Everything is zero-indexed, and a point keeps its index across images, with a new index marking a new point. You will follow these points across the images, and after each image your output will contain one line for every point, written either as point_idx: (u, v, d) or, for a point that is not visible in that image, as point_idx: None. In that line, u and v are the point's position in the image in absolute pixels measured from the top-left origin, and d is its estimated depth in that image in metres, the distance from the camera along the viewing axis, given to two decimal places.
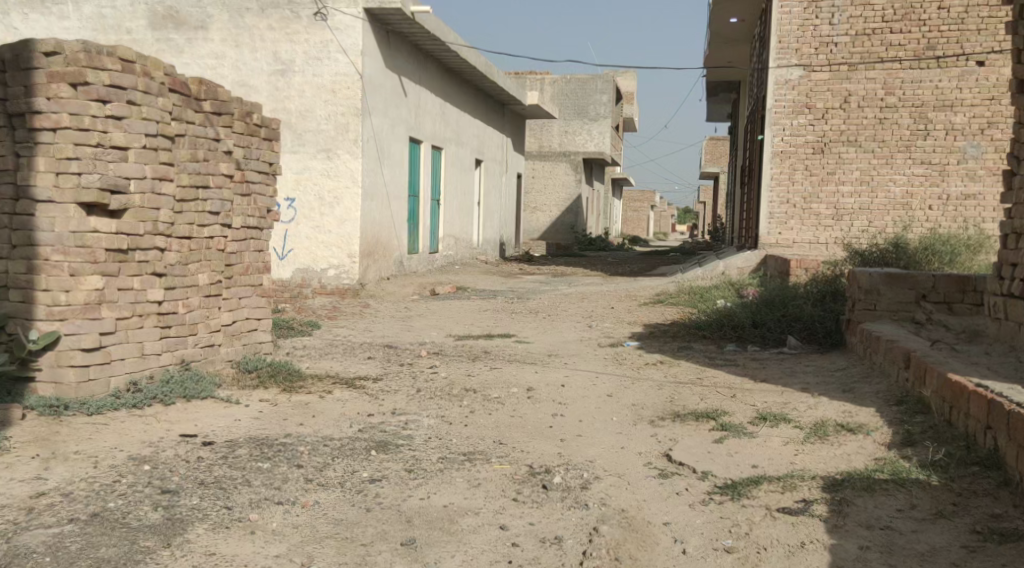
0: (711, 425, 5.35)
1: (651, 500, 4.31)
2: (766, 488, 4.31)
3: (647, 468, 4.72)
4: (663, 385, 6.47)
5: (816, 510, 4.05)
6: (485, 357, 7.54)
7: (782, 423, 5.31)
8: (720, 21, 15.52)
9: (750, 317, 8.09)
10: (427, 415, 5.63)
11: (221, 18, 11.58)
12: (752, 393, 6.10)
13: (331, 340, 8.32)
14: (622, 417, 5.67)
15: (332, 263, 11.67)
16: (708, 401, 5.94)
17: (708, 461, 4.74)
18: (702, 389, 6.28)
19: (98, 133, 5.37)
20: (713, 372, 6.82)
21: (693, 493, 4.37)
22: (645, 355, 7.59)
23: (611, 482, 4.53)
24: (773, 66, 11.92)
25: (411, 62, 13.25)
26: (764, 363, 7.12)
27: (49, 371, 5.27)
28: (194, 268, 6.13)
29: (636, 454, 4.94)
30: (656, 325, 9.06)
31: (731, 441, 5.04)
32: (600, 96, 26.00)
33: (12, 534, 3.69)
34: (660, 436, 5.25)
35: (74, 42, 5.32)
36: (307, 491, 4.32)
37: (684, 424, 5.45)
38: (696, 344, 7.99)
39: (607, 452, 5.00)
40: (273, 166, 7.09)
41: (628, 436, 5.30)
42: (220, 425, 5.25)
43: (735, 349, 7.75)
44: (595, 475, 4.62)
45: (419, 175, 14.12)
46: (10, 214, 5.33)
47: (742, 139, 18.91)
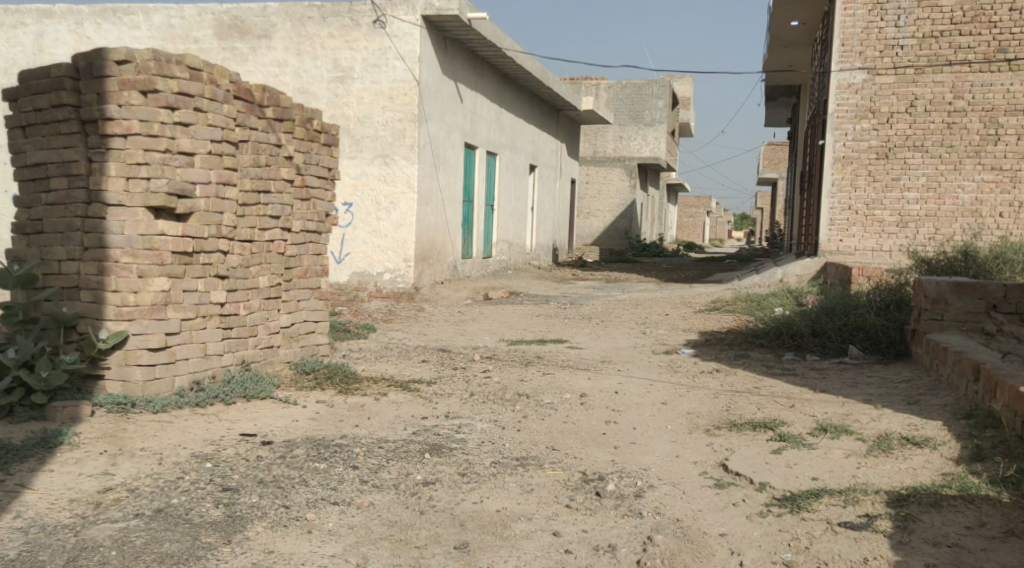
0: (769, 436, 5.30)
1: (707, 510, 4.28)
2: (827, 501, 4.26)
3: (703, 477, 4.69)
4: (718, 393, 6.42)
5: (879, 526, 3.99)
6: (538, 362, 7.57)
7: (843, 434, 5.23)
8: (779, 24, 15.37)
9: (809, 326, 7.98)
10: (479, 420, 5.67)
11: (284, 26, 11.82)
12: (812, 403, 6.01)
13: (387, 343, 8.42)
14: (676, 425, 5.64)
15: (387, 267, 11.79)
16: (766, 411, 5.88)
17: (766, 472, 4.69)
18: (760, 398, 6.21)
19: (166, 139, 5.53)
20: (771, 381, 6.75)
21: (751, 504, 4.33)
22: (701, 363, 7.53)
23: (666, 490, 4.52)
24: (835, 69, 11.74)
25: (468, 68, 13.35)
26: (824, 373, 7.02)
27: (117, 369, 5.45)
28: (255, 271, 6.27)
29: (692, 463, 4.91)
30: (712, 332, 8.99)
31: (789, 452, 4.99)
32: (656, 101, 25.98)
33: (80, 527, 3.81)
34: (716, 445, 5.22)
35: (144, 50, 5.47)
36: (362, 492, 4.38)
37: (741, 433, 5.40)
38: (753, 352, 7.91)
39: (662, 460, 4.99)
40: (332, 171, 7.19)
41: (682, 444, 5.27)
42: (278, 424, 5.35)
43: (793, 357, 7.66)
44: (649, 483, 4.60)
45: (474, 180, 14.20)
46: (84, 217, 5.51)
47: (802, 143, 18.63)
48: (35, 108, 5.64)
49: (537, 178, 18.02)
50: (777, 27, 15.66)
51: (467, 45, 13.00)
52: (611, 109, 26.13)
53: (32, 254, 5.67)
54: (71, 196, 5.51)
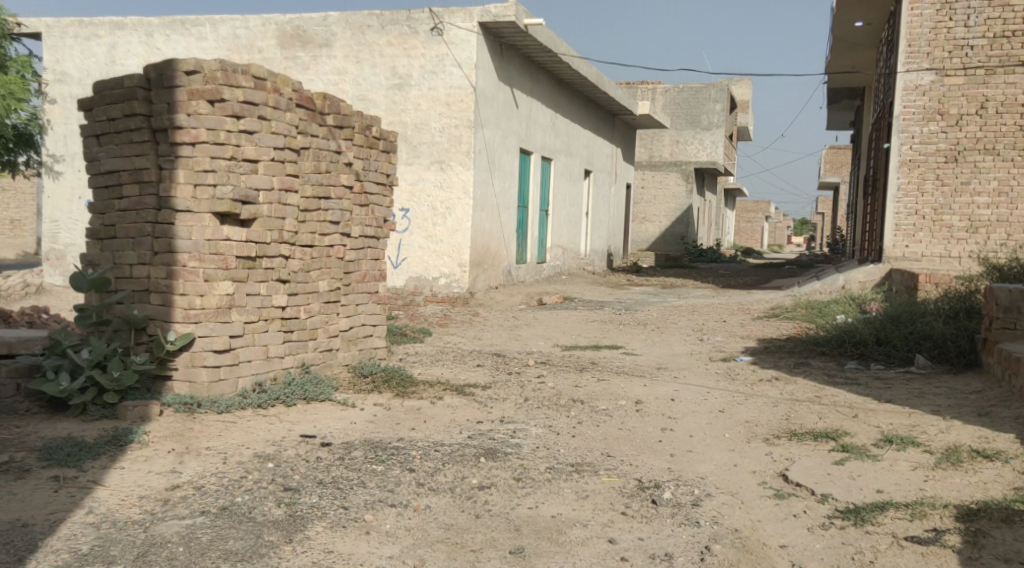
0: (831, 446, 5.24)
1: (766, 521, 4.26)
2: (892, 515, 4.20)
3: (762, 487, 4.67)
4: (778, 402, 6.36)
5: (948, 541, 3.94)
6: (592, 368, 7.58)
7: (909, 446, 5.16)
8: (843, 25, 15.14)
9: (873, 334, 7.86)
10: (534, 425, 5.71)
11: (344, 35, 12.03)
12: (875, 414, 5.93)
13: (443, 347, 8.52)
14: (734, 434, 5.61)
15: (443, 272, 11.90)
16: (827, 421, 5.81)
17: (828, 483, 4.65)
18: (821, 408, 6.15)
19: (231, 147, 5.69)
20: (832, 390, 6.67)
21: (813, 516, 4.30)
22: (759, 371, 7.46)
23: (724, 500, 4.51)
24: (902, 70, 11.53)
25: (524, 73, 13.43)
26: (889, 382, 6.90)
27: (183, 371, 5.62)
28: (315, 275, 6.40)
29: (750, 472, 4.89)
30: (770, 340, 8.89)
31: (851, 463, 4.94)
32: (713, 104, 25.79)
33: (150, 524, 3.95)
34: (776, 454, 5.18)
35: (212, 61, 5.64)
36: (419, 495, 4.45)
37: (802, 443, 5.36)
38: (814, 360, 7.82)
39: (720, 468, 4.98)
40: (390, 177, 7.27)
41: (741, 453, 5.24)
42: (337, 427, 5.46)
43: (857, 366, 7.55)
44: (706, 492, 4.59)
45: (529, 186, 14.26)
46: (154, 223, 5.70)
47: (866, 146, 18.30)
48: (109, 117, 5.84)
49: (592, 183, 18.00)
50: (840, 28, 15.43)
51: (523, 51, 13.08)
52: (668, 114, 26.09)
53: (105, 258, 5.88)
54: (141, 203, 5.71)
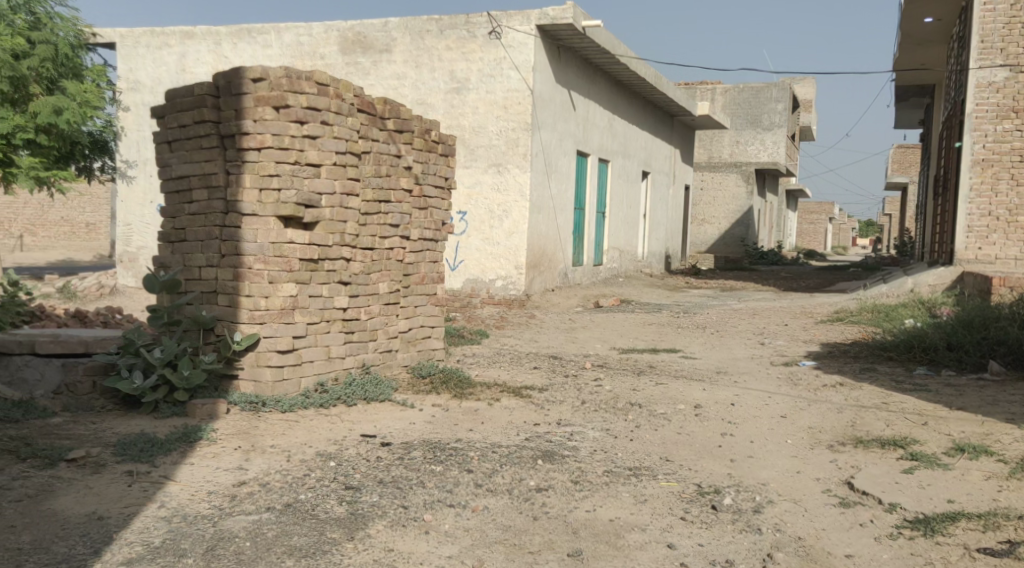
0: (899, 454, 5.16)
1: (831, 529, 4.23)
2: (964, 526, 4.13)
3: (827, 495, 4.62)
4: (843, 408, 6.28)
5: (1022, 553, 3.86)
6: (651, 372, 7.56)
7: (982, 454, 5.05)
8: (913, 21, 14.84)
9: (944, 338, 7.68)
10: (592, 428, 5.73)
11: (404, 41, 12.21)
12: (946, 421, 5.82)
13: (499, 349, 8.59)
14: (797, 440, 5.56)
15: (499, 274, 11.97)
16: (895, 428, 5.72)
17: (896, 492, 4.58)
18: (889, 414, 6.05)
19: (295, 151, 5.83)
20: (900, 397, 6.55)
21: (880, 525, 4.25)
22: (823, 376, 7.37)
23: (786, 507, 4.48)
24: (975, 67, 11.26)
25: (582, 76, 13.45)
26: (961, 389, 6.75)
27: (249, 370, 5.77)
28: (375, 277, 6.50)
29: (814, 480, 4.84)
30: (835, 344, 8.77)
31: (921, 472, 4.85)
32: (775, 104, 25.30)
33: (219, 518, 4.07)
34: (841, 462, 5.12)
35: (277, 68, 5.78)
36: (477, 496, 4.51)
37: (867, 451, 5.28)
38: (882, 366, 7.70)
39: (782, 475, 4.94)
40: (449, 180, 7.34)
41: (803, 460, 5.19)
42: (396, 427, 5.55)
43: (926, 372, 7.41)
44: (768, 499, 4.57)
45: (586, 188, 14.27)
46: (221, 226, 5.86)
47: (937, 144, 17.89)
48: (180, 124, 6.02)
49: (650, 185, 17.92)
50: (910, 25, 15.13)
51: (581, 53, 13.09)
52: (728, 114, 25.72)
53: (176, 261, 6.06)
54: (210, 207, 5.88)
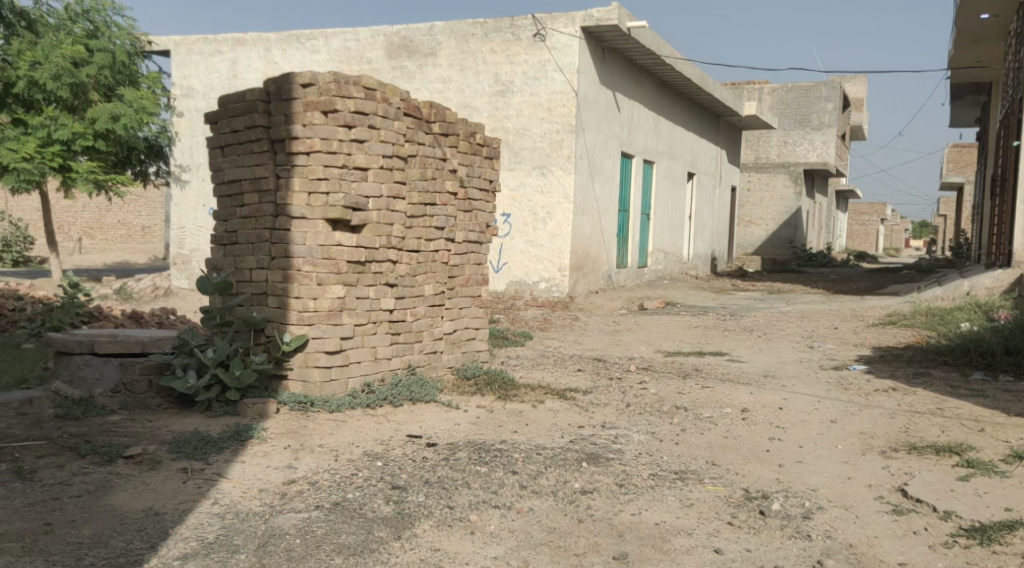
0: (955, 461, 5.08)
1: (884, 537, 4.19)
2: (1022, 535, 4.06)
3: (879, 502, 4.57)
4: (895, 414, 6.19)
5: None
6: (697, 375, 7.52)
7: None
8: (968, 19, 14.57)
9: (1002, 343, 7.52)
10: (637, 431, 5.73)
11: (449, 44, 12.31)
12: (1003, 428, 5.71)
13: (544, 351, 8.60)
14: (848, 446, 5.50)
15: (543, 276, 11.99)
16: (950, 434, 5.64)
17: (952, 500, 4.51)
18: (944, 420, 5.96)
19: (343, 155, 5.92)
20: (955, 403, 6.44)
21: (935, 533, 4.20)
22: (875, 381, 7.27)
23: (837, 513, 4.44)
24: None
25: (627, 77, 13.43)
26: (1019, 395, 6.61)
27: (298, 370, 5.87)
28: (421, 279, 6.57)
29: (865, 486, 4.79)
30: (887, 348, 8.64)
31: (977, 479, 4.78)
32: (825, 103, 24.96)
33: (270, 516, 4.15)
34: (894, 468, 5.06)
35: (326, 73, 5.88)
36: (522, 498, 4.54)
37: (921, 457, 5.21)
38: (936, 371, 7.56)
39: (832, 481, 4.89)
40: (493, 183, 7.37)
41: (854, 466, 5.14)
42: (441, 428, 5.61)
43: (983, 377, 7.26)
44: (818, 505, 4.53)
45: (630, 189, 14.23)
46: (271, 229, 5.97)
47: (993, 143, 17.52)
48: (232, 129, 6.15)
49: (695, 186, 17.81)
50: (965, 22, 14.85)
51: (625, 54, 13.07)
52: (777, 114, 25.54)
53: (227, 263, 6.19)
54: (261, 210, 5.99)
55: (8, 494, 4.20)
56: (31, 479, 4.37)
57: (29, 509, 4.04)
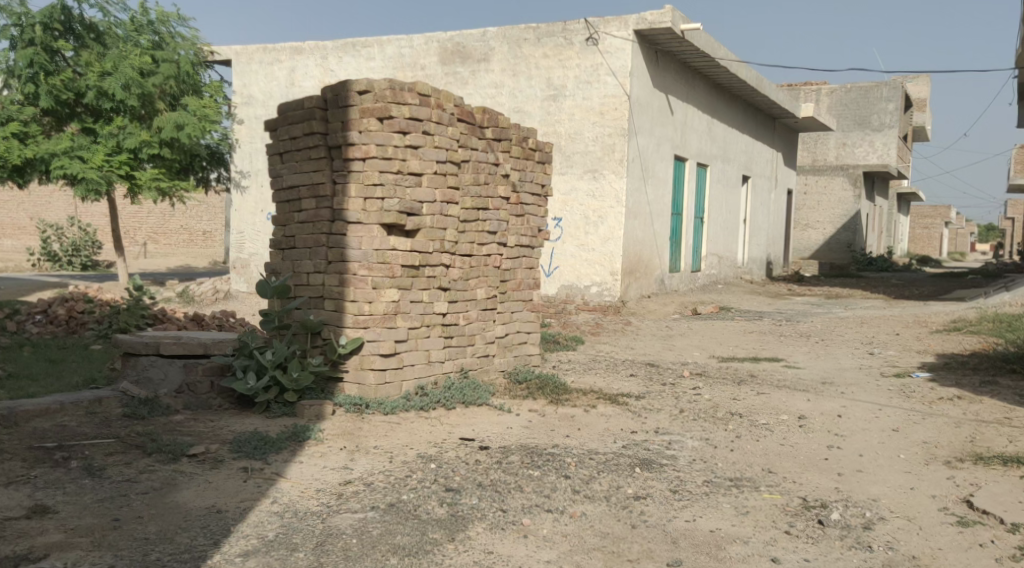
0: (1021, 472, 4.96)
1: (948, 549, 4.12)
2: None
3: (943, 513, 4.50)
4: (960, 423, 6.07)
5: None
6: (752, 381, 7.46)
7: None
8: None
9: None
10: (691, 437, 5.71)
11: (502, 49, 12.39)
12: None
13: (595, 355, 8.61)
14: (910, 455, 5.42)
15: (595, 280, 11.97)
16: (1018, 445, 5.51)
17: (1019, 512, 4.41)
18: (1010, 430, 5.82)
19: (398, 161, 6.00)
20: (1023, 412, 6.28)
21: (1001, 547, 4.12)
22: (939, 389, 7.12)
23: (899, 524, 4.38)
24: None
25: (680, 80, 13.35)
26: None
27: (354, 373, 5.97)
28: (474, 283, 6.62)
29: (929, 497, 4.71)
30: (951, 356, 8.46)
31: None
32: (886, 104, 24.71)
33: (327, 515, 4.24)
34: (959, 479, 4.97)
35: (381, 80, 5.97)
36: (575, 502, 4.55)
37: (988, 468, 5.10)
38: (1003, 379, 7.37)
39: (893, 491, 4.82)
40: (546, 188, 7.39)
41: (916, 476, 5.06)
42: (494, 431, 5.65)
43: None
44: (879, 515, 4.48)
45: (683, 193, 14.15)
46: (328, 234, 6.08)
47: None
48: (291, 136, 6.27)
49: (750, 189, 17.62)
50: None
51: (679, 57, 13.00)
52: (836, 114, 25.35)
53: (286, 267, 6.31)
54: (318, 216, 6.10)
55: (79, 490, 4.34)
56: (100, 476, 4.52)
57: (98, 505, 4.17)
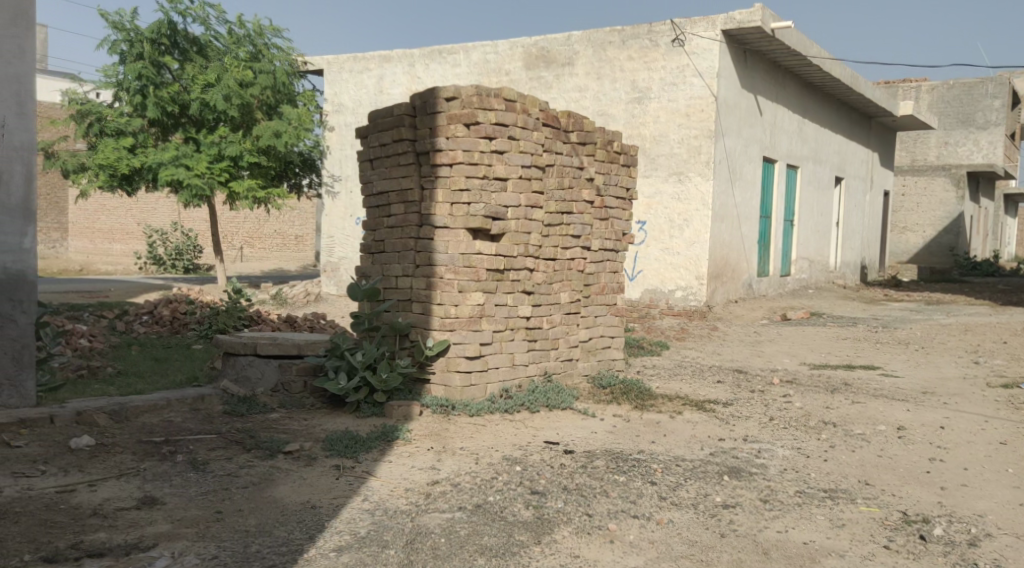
0: None
1: None
2: None
3: None
4: None
5: None
6: (846, 390, 7.29)
7: None
8: None
9: None
10: (781, 446, 5.63)
11: (587, 53, 12.43)
12: None
13: (681, 361, 8.56)
14: (1018, 470, 5.23)
15: (679, 284, 11.87)
16: None
17: None
18: None
19: (484, 166, 6.09)
20: None
21: None
22: None
23: (1006, 542, 4.24)
24: None
25: (770, 81, 13.15)
26: None
27: (440, 375, 6.07)
28: (557, 287, 6.66)
29: None
30: None
31: None
32: (991, 101, 23.82)
33: (415, 514, 4.33)
34: None
35: (469, 87, 6.06)
36: (662, 509, 4.54)
37: None
38: None
39: (1000, 507, 4.66)
40: (630, 191, 7.36)
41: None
42: (578, 435, 5.68)
43: None
44: (985, 532, 4.34)
45: (772, 196, 13.92)
46: (416, 238, 6.20)
47: None
48: (381, 143, 6.42)
49: (843, 191, 17.21)
50: None
51: (768, 56, 12.80)
52: (938, 112, 24.67)
53: (376, 270, 6.45)
54: (406, 220, 6.23)
55: (184, 483, 4.53)
56: (203, 470, 4.71)
57: (202, 498, 4.35)
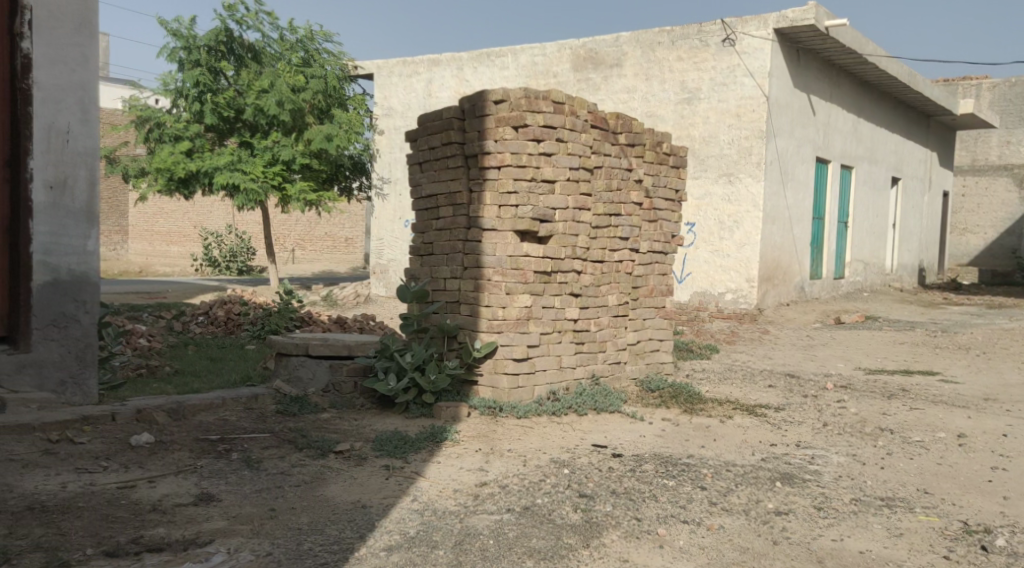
0: None
1: None
2: None
3: None
4: None
5: None
6: (904, 396, 7.13)
7: None
8: None
9: None
10: (836, 452, 5.53)
11: (635, 54, 12.36)
12: None
13: (732, 364, 8.47)
14: None
15: (729, 287, 11.75)
16: None
17: None
18: None
19: (532, 169, 6.08)
20: None
21: None
22: None
23: None
24: None
25: (824, 79, 12.96)
26: None
27: (488, 376, 6.08)
28: (605, 289, 6.63)
29: None
30: None
31: None
32: None
33: (464, 515, 4.34)
34: None
35: (517, 89, 6.06)
36: (712, 514, 4.49)
37: None
38: None
39: None
40: (679, 192, 7.31)
41: None
42: (626, 438, 5.64)
43: None
44: None
45: (825, 197, 13.70)
46: (464, 240, 6.21)
47: None
48: (430, 146, 6.44)
49: (900, 192, 16.88)
50: None
51: (822, 55, 12.61)
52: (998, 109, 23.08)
53: (424, 272, 6.48)
54: (454, 223, 6.24)
55: (238, 480, 4.60)
56: (257, 468, 4.78)
57: (256, 495, 4.42)
